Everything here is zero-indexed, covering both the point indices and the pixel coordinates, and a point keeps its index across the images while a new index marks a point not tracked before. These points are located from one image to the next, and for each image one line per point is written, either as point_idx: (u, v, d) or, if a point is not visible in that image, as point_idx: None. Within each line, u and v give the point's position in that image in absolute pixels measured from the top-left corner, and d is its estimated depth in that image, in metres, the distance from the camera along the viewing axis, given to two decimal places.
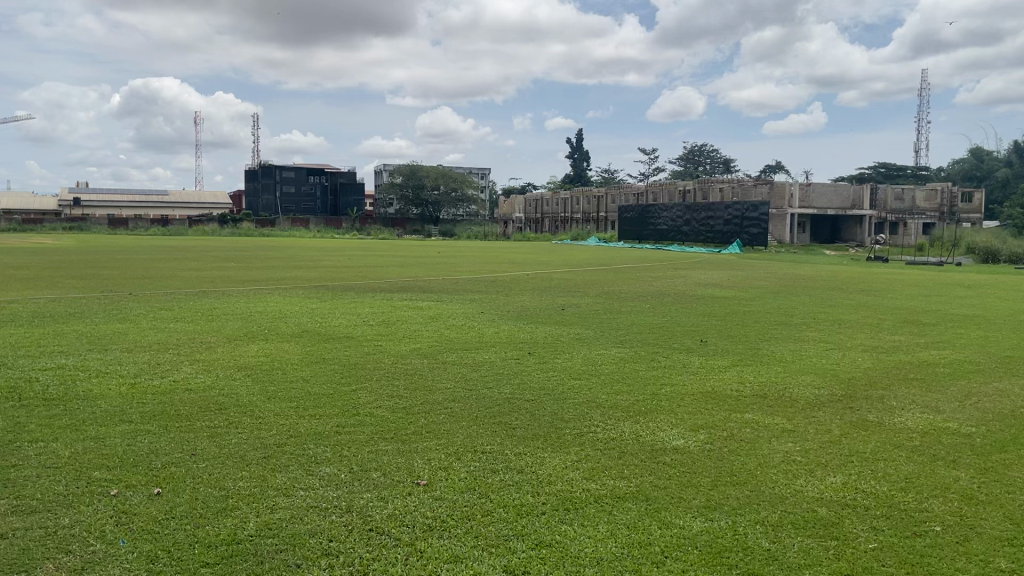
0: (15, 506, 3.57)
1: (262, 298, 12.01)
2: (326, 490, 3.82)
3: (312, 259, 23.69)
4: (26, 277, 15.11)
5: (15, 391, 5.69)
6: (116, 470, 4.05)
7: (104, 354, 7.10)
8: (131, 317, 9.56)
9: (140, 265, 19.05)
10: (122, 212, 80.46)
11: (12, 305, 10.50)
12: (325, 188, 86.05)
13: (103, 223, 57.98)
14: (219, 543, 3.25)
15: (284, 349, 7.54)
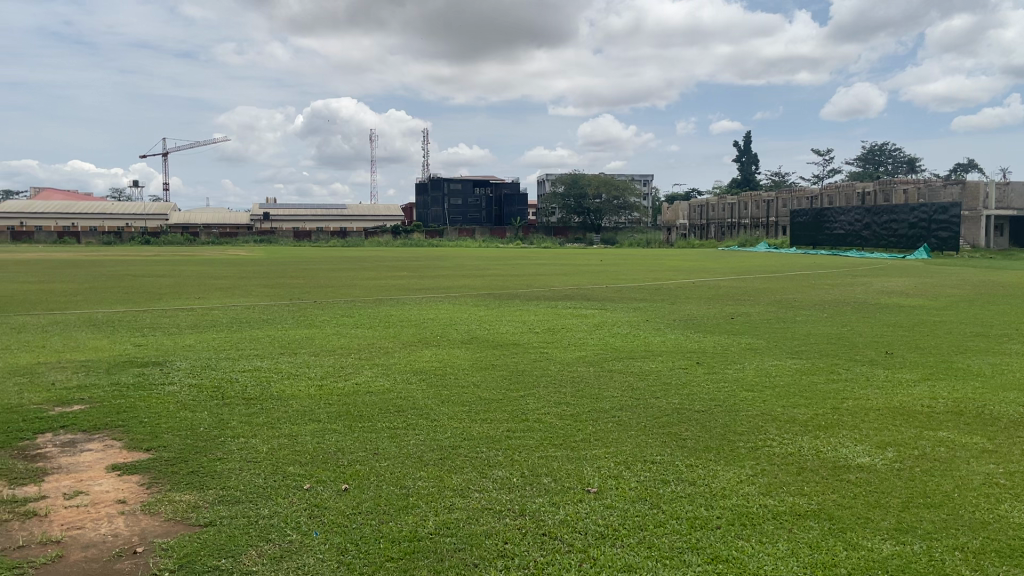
0: (222, 496, 3.92)
1: (434, 306, 12.51)
2: (499, 493, 3.92)
3: (480, 268, 24.29)
4: (227, 286, 16.55)
5: (220, 389, 6.27)
6: (308, 465, 4.35)
7: (294, 357, 7.65)
8: (317, 323, 10.24)
9: (325, 275, 20.31)
10: (304, 225, 86.26)
11: (214, 312, 11.51)
12: (490, 200, 88.29)
13: (289, 236, 62.27)
14: (402, 539, 3.41)
15: (456, 355, 7.80)
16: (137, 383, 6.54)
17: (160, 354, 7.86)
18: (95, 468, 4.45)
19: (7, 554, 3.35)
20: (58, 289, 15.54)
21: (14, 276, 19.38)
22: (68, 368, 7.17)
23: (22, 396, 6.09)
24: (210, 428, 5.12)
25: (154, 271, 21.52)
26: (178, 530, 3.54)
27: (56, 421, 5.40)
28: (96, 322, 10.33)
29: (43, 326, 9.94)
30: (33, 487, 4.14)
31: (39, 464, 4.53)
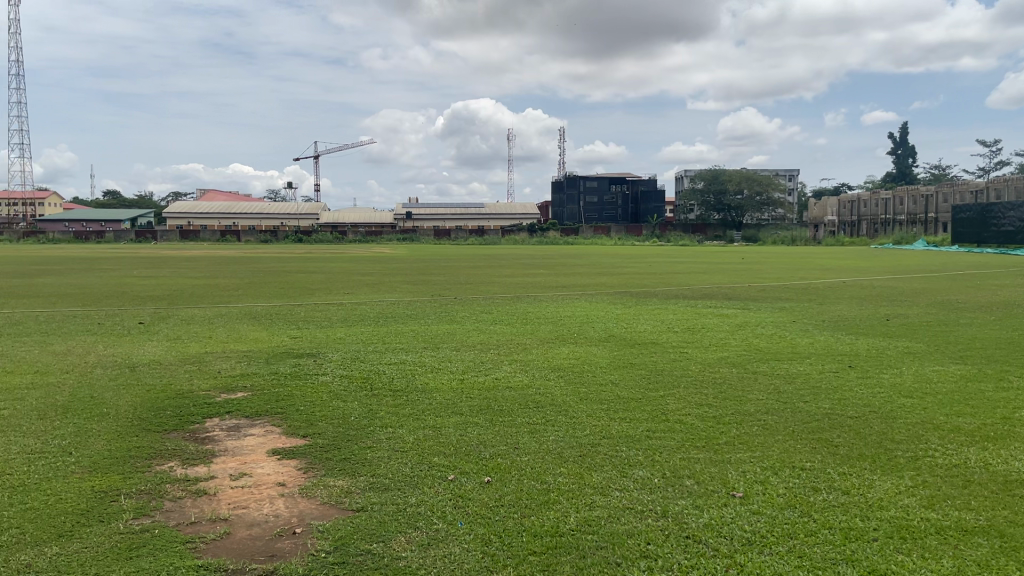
0: (372, 482, 4.09)
1: (572, 303, 12.56)
2: (641, 493, 3.89)
3: (618, 266, 24.17)
4: (373, 282, 17.28)
5: (369, 381, 6.56)
6: (452, 457, 4.48)
7: (437, 351, 7.89)
8: (458, 319, 10.51)
9: (466, 272, 20.79)
10: (444, 224, 88.68)
11: (361, 307, 12.03)
12: (627, 197, 87.53)
13: (430, 236, 63.73)
14: (544, 533, 3.45)
15: (594, 353, 7.79)
16: (294, 372, 6.95)
17: (314, 346, 8.30)
18: (257, 451, 4.76)
19: (182, 528, 3.64)
20: (222, 284, 16.67)
21: (183, 272, 20.94)
22: (231, 358, 7.71)
23: (193, 382, 6.60)
24: (360, 417, 5.36)
25: (306, 269, 22.71)
26: (333, 514, 3.73)
27: (222, 406, 5.82)
28: (255, 315, 11.04)
29: (210, 318, 10.72)
30: (203, 468, 4.48)
31: (207, 446, 4.90)
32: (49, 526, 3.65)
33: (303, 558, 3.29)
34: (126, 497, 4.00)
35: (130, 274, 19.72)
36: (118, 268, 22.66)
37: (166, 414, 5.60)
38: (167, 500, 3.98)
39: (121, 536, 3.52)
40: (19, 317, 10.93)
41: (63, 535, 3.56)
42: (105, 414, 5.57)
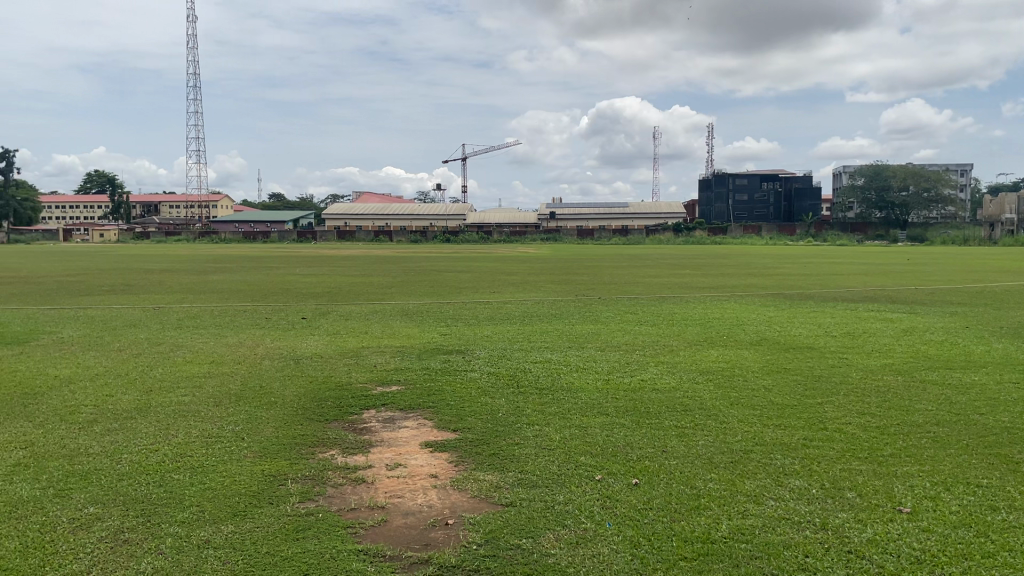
0: (521, 478, 4.16)
1: (721, 305, 12.23)
2: (797, 503, 3.73)
3: (770, 267, 23.32)
4: (519, 281, 17.54)
5: (515, 378, 6.66)
6: (599, 457, 4.47)
7: (582, 351, 7.90)
8: (603, 319, 10.46)
9: (611, 272, 20.68)
10: (588, 224, 88.69)
11: (508, 306, 12.21)
12: (779, 195, 84.25)
13: (574, 236, 63.82)
14: (695, 539, 3.38)
15: (745, 356, 7.55)
16: (444, 368, 7.17)
17: (462, 343, 8.52)
18: (411, 443, 4.94)
19: (342, 513, 3.83)
20: (377, 282, 17.42)
21: (341, 270, 22.05)
22: (386, 353, 8.04)
23: (351, 375, 6.94)
24: (508, 414, 5.45)
25: (455, 267, 23.36)
26: (483, 508, 3.81)
27: (378, 398, 6.09)
28: (407, 312, 11.45)
29: (365, 314, 11.22)
30: (360, 457, 4.70)
31: (365, 436, 5.14)
32: (226, 505, 3.95)
33: (456, 549, 3.38)
34: (292, 481, 4.26)
35: (294, 272, 20.95)
36: (283, 266, 24.09)
37: (328, 404, 5.91)
38: (329, 486, 4.21)
39: (288, 518, 3.76)
40: (197, 310, 11.86)
41: (237, 514, 3.84)
42: (273, 403, 5.96)
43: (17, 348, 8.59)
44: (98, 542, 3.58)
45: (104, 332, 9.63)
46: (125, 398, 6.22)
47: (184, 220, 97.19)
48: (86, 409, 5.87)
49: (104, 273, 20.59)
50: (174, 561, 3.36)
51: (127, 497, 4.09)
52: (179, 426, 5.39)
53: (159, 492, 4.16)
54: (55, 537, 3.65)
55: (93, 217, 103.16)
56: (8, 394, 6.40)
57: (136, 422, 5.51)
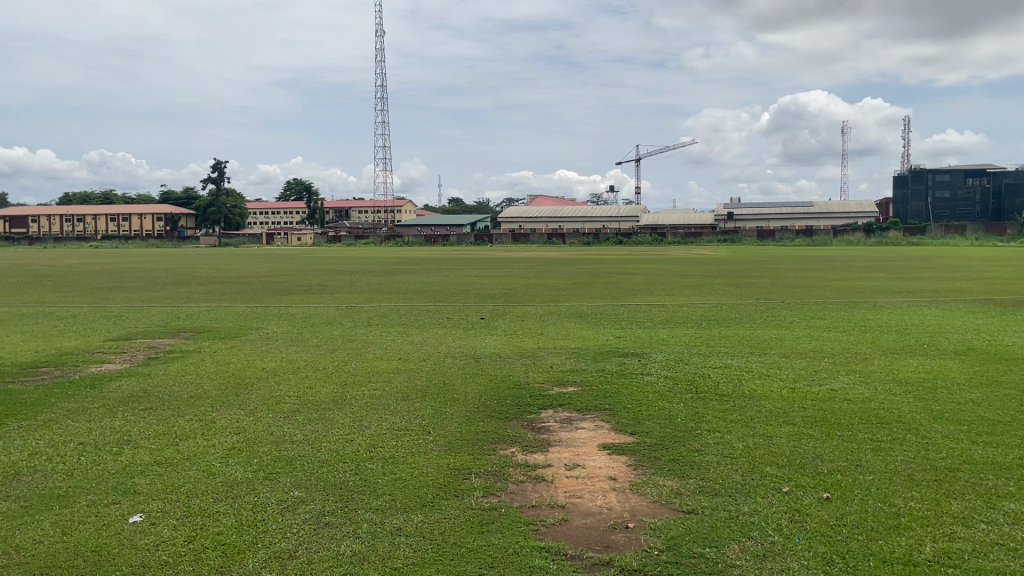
0: (703, 486, 4.07)
1: (921, 310, 11.35)
2: (1012, 528, 3.41)
3: (979, 270, 21.38)
4: (697, 284, 17.16)
5: (694, 384, 6.51)
6: (786, 468, 4.29)
7: (765, 357, 7.62)
8: (788, 324, 10.01)
9: (794, 275, 19.74)
10: (769, 224, 85.27)
11: (684, 309, 11.98)
12: (987, 191, 76.99)
13: (754, 236, 61.64)
14: (895, 560, 3.17)
15: (948, 367, 6.97)
16: (620, 371, 7.15)
17: (638, 346, 8.45)
18: (589, 444, 4.97)
19: (524, 510, 3.92)
20: (553, 284, 17.64)
21: (519, 272, 22.55)
22: (562, 354, 8.13)
23: (529, 375, 7.07)
24: (687, 420, 5.35)
25: (631, 270, 23.23)
26: (664, 513, 3.77)
27: (555, 399, 6.17)
28: (582, 314, 11.51)
29: (541, 315, 11.40)
30: (540, 455, 4.78)
31: (543, 435, 5.22)
32: (416, 496, 4.15)
33: (637, 553, 3.36)
34: (475, 475, 4.41)
35: (473, 274, 21.62)
36: (462, 268, 24.95)
37: (507, 403, 6.07)
38: (511, 482, 4.31)
39: (473, 511, 3.89)
40: (384, 309, 12.53)
41: (425, 504, 4.02)
42: (455, 399, 6.19)
43: (230, 342, 9.44)
44: (303, 523, 3.87)
45: (303, 329, 10.41)
46: (323, 390, 6.69)
47: (370, 224, 102.86)
48: (289, 400, 6.38)
49: (302, 275, 22.21)
50: (370, 546, 3.57)
51: (326, 483, 4.39)
52: (371, 418, 5.72)
53: (354, 479, 4.44)
54: (265, 516, 3.98)
55: (291, 222, 111.48)
56: (223, 384, 7.06)
57: (333, 413, 5.92)
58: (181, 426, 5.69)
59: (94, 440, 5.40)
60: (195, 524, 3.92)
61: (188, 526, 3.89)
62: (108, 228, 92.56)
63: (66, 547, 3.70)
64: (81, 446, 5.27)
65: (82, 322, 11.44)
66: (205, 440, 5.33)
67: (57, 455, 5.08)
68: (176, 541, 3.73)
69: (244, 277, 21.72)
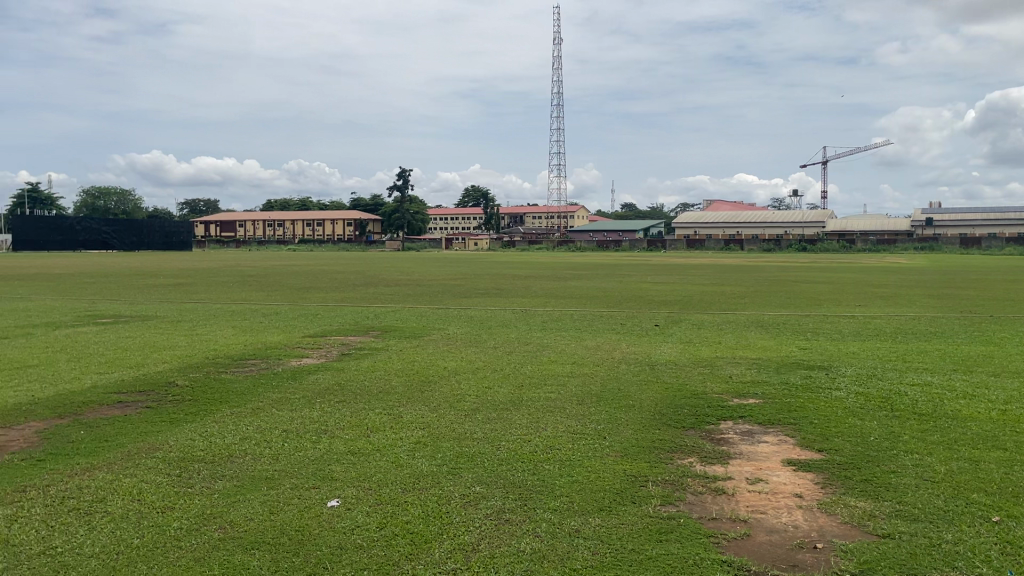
0: (899, 510, 3.82)
1: None
2: None
3: None
4: (892, 294, 16.03)
5: (888, 401, 6.10)
6: (996, 496, 3.94)
7: (970, 376, 7.00)
8: (997, 341, 9.14)
9: (1006, 287, 17.99)
10: (974, 231, 78.21)
11: (877, 321, 11.24)
12: None
13: (954, 244, 56.81)
14: None
15: None
16: (805, 384, 6.83)
17: (825, 359, 8.03)
18: (772, 459, 4.80)
19: (704, 521, 3.85)
20: (732, 291, 17.13)
21: (696, 279, 22.08)
22: (741, 364, 7.88)
23: (707, 385, 6.91)
24: (881, 439, 5.04)
25: (816, 278, 22.09)
26: (857, 535, 3.58)
27: (735, 410, 6.00)
28: (762, 323, 11.10)
29: (719, 324, 11.10)
30: (721, 468, 4.66)
31: (723, 447, 5.09)
32: (593, 499, 4.18)
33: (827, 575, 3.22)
34: (653, 483, 4.37)
35: (648, 280, 21.38)
36: (636, 274, 24.73)
37: (684, 412, 5.97)
38: (690, 493, 4.24)
39: (651, 519, 3.87)
40: (558, 314, 12.68)
41: (604, 509, 4.04)
42: (631, 406, 6.17)
43: (414, 340, 9.92)
44: (484, 518, 4.00)
45: (482, 330, 10.76)
46: (501, 390, 6.89)
47: (545, 230, 104.22)
48: (469, 398, 6.62)
49: (480, 279, 22.93)
50: (549, 545, 3.64)
51: (506, 481, 4.52)
52: (548, 420, 5.82)
53: (533, 479, 4.54)
54: (450, 508, 4.16)
55: (469, 228, 115.07)
56: (408, 381, 7.43)
57: (511, 413, 6.07)
58: (372, 419, 6.05)
59: (295, 428, 5.86)
60: (386, 512, 4.16)
61: (380, 513, 4.14)
62: (303, 232, 99.74)
63: (273, 525, 4.03)
64: (285, 433, 5.73)
65: (284, 319, 12.43)
66: (393, 433, 5.65)
67: (265, 440, 5.56)
68: (370, 526, 3.98)
69: (426, 279, 22.71)
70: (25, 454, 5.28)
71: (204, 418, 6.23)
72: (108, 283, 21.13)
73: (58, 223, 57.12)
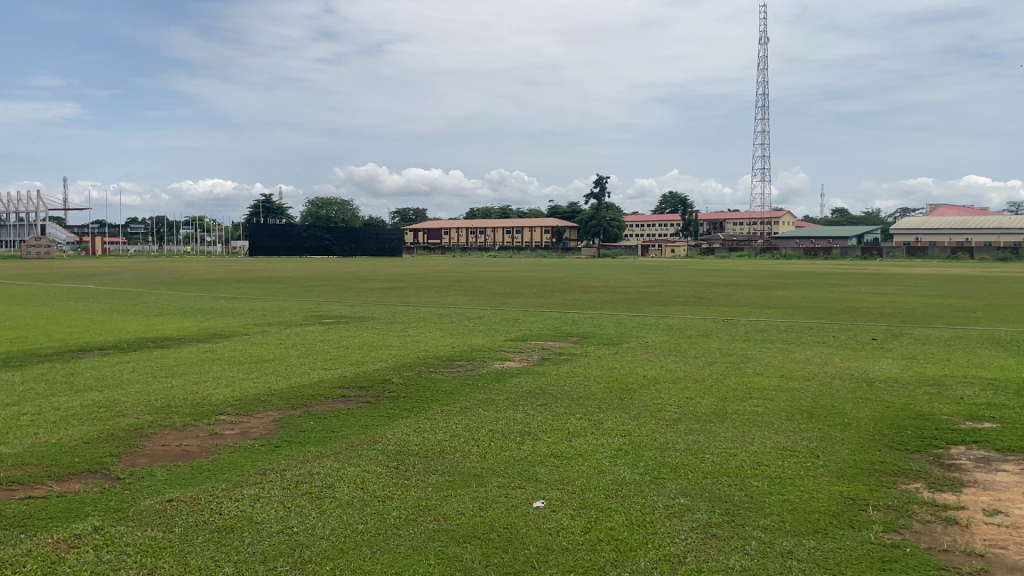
0: None
1: None
2: None
3: None
4: None
5: None
6: None
7: None
8: None
9: None
10: None
11: None
12: None
13: None
14: None
15: None
16: None
17: None
18: (1014, 491, 4.34)
19: (933, 552, 3.56)
20: (963, 304, 15.65)
21: (918, 289, 20.43)
22: (974, 384, 7.19)
23: (934, 406, 6.35)
24: None
25: None
26: None
27: (967, 434, 5.49)
28: (999, 341, 10.04)
29: (947, 340, 10.18)
30: (952, 496, 4.28)
31: (955, 473, 4.68)
32: (806, 520, 3.99)
33: None
34: (873, 508, 4.10)
35: (863, 290, 20.06)
36: (848, 284, 23.23)
37: (907, 433, 5.54)
38: (916, 521, 3.94)
39: (871, 545, 3.64)
40: (763, 324, 12.20)
41: (818, 531, 3.85)
42: (847, 425, 5.81)
43: (613, 348, 9.95)
44: (690, 531, 3.94)
45: (682, 339, 10.58)
46: (704, 401, 6.74)
47: (745, 237, 100.54)
48: (671, 408, 6.53)
49: (680, 286, 22.60)
50: (759, 564, 3.52)
51: (711, 495, 4.42)
52: (755, 435, 5.62)
53: (740, 494, 4.40)
54: (654, 518, 4.13)
55: (666, 235, 113.34)
56: (608, 387, 7.45)
57: (715, 425, 5.92)
58: (573, 423, 6.14)
59: (500, 429, 6.07)
60: (590, 517, 4.20)
61: (585, 518, 4.18)
62: (503, 239, 102.93)
63: (483, 521, 4.20)
64: (490, 433, 5.95)
65: (487, 323, 12.88)
66: (595, 439, 5.69)
67: (473, 439, 5.80)
68: (574, 530, 4.04)
69: (624, 286, 22.68)
70: (264, 440, 5.86)
71: (416, 415, 6.60)
72: (331, 286, 22.97)
73: (287, 231, 62.95)
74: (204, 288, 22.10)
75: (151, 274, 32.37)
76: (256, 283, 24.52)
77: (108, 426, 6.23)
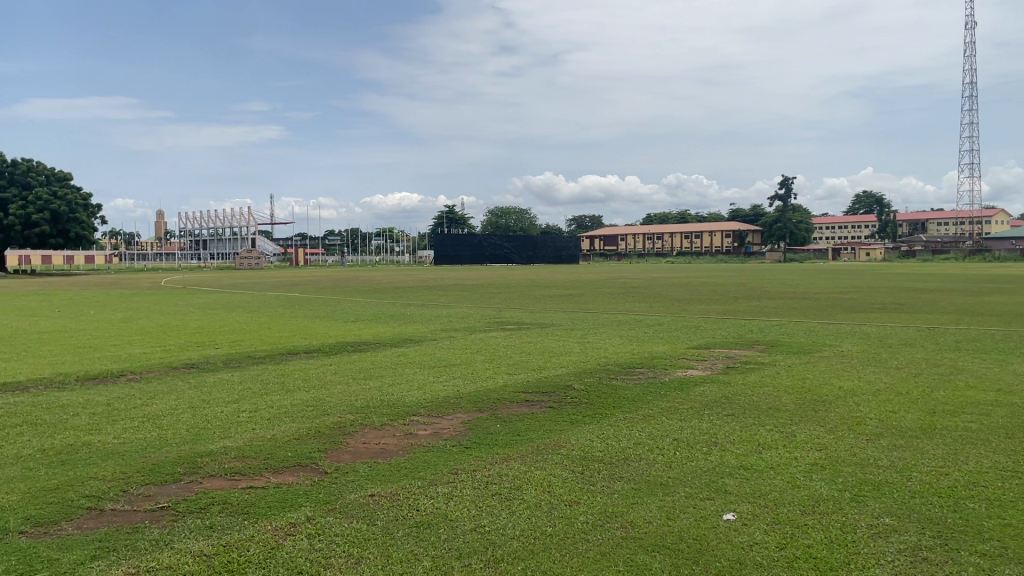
0: None
1: None
2: None
3: None
4: None
5: None
6: None
7: None
8: None
9: None
10: None
11: None
12: None
13: None
14: None
15: None
16: None
17: None
18: None
19: None
20: None
21: None
22: None
23: None
24: None
25: None
26: None
27: None
28: None
29: None
30: None
31: None
32: None
33: None
34: None
35: None
36: None
37: None
38: None
39: None
40: (975, 333, 11.17)
41: None
42: None
43: (804, 357, 9.49)
44: (898, 553, 3.69)
45: (880, 349, 9.90)
46: (909, 416, 6.27)
47: (951, 237, 92.39)
48: (871, 422, 6.13)
49: (878, 292, 21.15)
50: None
51: (920, 516, 4.12)
52: (969, 453, 5.17)
53: (953, 516, 4.08)
54: (856, 538, 3.91)
55: (858, 238, 106.45)
56: (800, 398, 7.12)
57: (923, 442, 5.50)
58: (763, 435, 5.92)
59: (686, 438, 5.96)
60: (786, 533, 4.04)
61: (779, 534, 4.03)
62: (682, 244, 100.99)
63: (672, 530, 4.15)
64: (676, 442, 5.86)
65: (668, 330, 12.68)
66: (788, 452, 5.45)
67: (658, 447, 5.73)
68: (768, 545, 3.90)
69: (816, 292, 21.52)
70: (455, 442, 6.09)
71: (599, 421, 6.62)
72: (513, 293, 23.53)
73: (470, 240, 65.14)
74: (396, 296, 23.38)
75: (347, 282, 34.43)
76: (442, 291, 25.54)
77: (315, 424, 6.73)
